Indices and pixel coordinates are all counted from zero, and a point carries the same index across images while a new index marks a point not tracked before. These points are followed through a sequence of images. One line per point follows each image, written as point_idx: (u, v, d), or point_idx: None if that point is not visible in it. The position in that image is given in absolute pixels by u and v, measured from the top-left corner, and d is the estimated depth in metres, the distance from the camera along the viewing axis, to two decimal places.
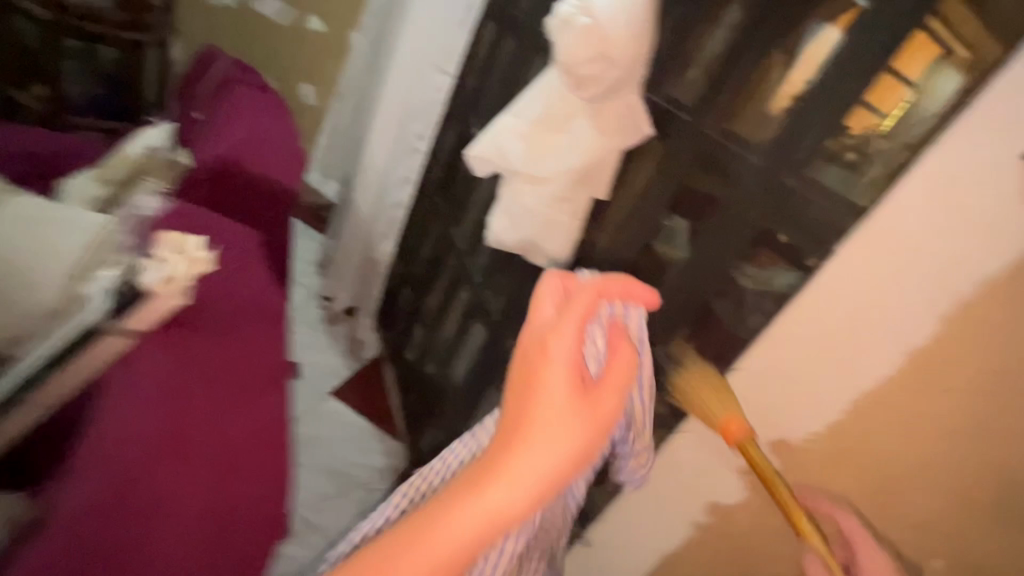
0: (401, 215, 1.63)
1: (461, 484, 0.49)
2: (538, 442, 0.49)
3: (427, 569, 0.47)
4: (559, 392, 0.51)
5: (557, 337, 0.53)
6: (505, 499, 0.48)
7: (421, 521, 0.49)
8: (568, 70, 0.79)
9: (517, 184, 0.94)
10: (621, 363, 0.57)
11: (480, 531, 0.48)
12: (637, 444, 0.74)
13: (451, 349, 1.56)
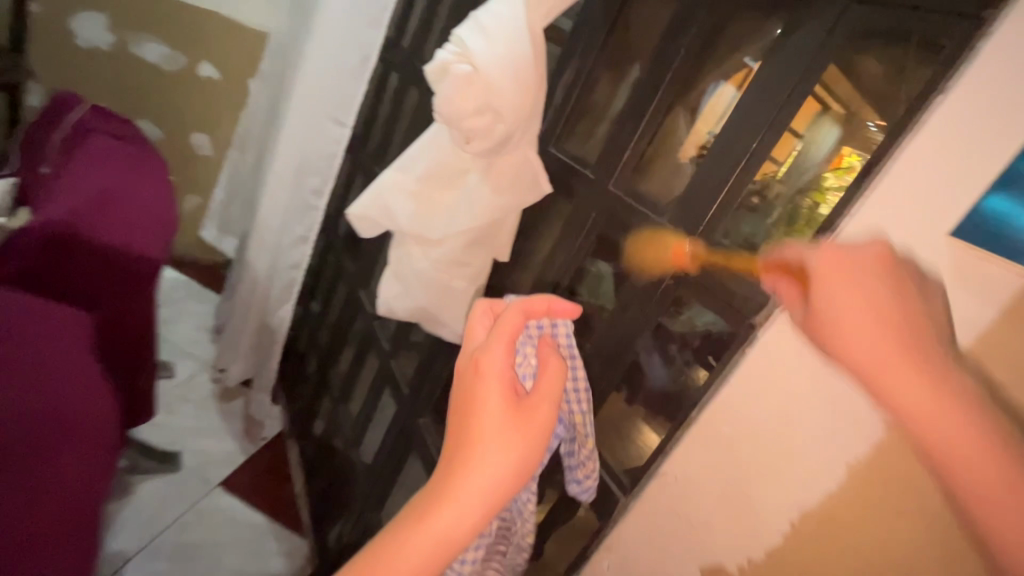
0: (297, 276, 1.47)
1: (408, 515, 0.47)
2: (482, 461, 0.46)
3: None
4: (495, 407, 0.48)
5: (488, 361, 0.49)
6: (457, 521, 0.46)
7: (378, 555, 0.46)
8: (452, 125, 0.70)
9: (410, 246, 0.84)
10: (553, 379, 0.51)
11: (433, 558, 0.45)
12: (587, 446, 0.64)
13: (359, 426, 1.38)
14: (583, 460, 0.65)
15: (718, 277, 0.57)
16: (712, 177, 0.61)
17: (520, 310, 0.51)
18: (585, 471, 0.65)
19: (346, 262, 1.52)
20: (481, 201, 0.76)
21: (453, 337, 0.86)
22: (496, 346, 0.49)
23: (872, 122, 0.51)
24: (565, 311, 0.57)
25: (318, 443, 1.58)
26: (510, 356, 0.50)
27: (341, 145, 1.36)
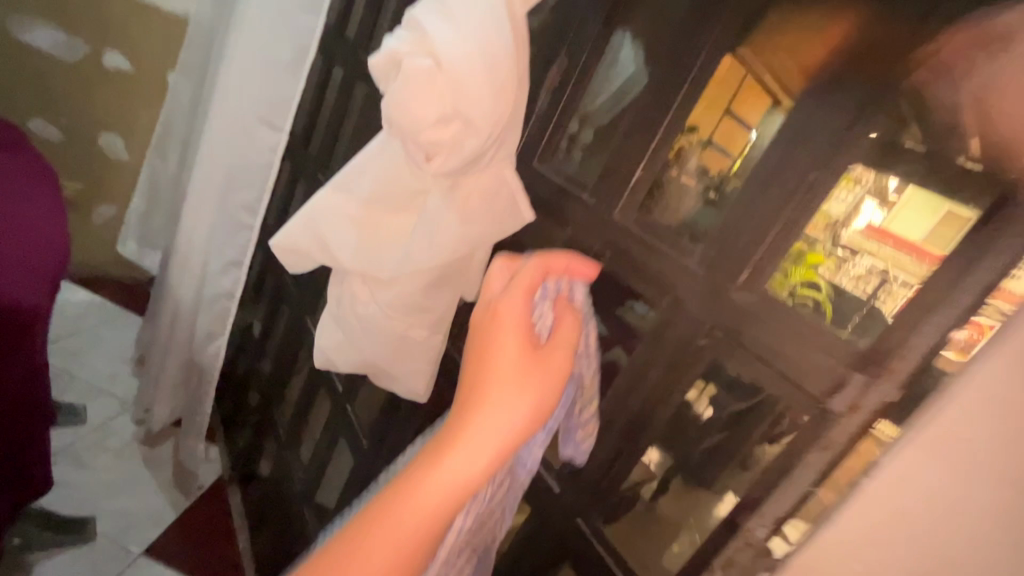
0: (230, 305, 1.27)
1: (422, 454, 0.46)
2: (497, 397, 0.47)
3: (401, 539, 0.43)
4: (511, 349, 0.49)
5: (507, 307, 0.51)
6: (471, 459, 0.45)
7: (391, 494, 0.45)
8: (407, 136, 0.54)
9: (354, 284, 0.68)
10: (568, 329, 0.52)
11: (446, 496, 0.44)
12: (591, 406, 0.56)
13: (310, 480, 1.19)
14: (584, 423, 0.56)
15: (778, 346, 0.46)
16: (760, 214, 0.48)
17: (538, 262, 0.53)
18: (585, 436, 0.56)
19: (288, 286, 1.33)
20: (444, 233, 0.60)
21: (408, 394, 0.71)
22: (514, 292, 0.52)
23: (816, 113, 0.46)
24: (585, 271, 0.55)
25: (262, 495, 1.38)
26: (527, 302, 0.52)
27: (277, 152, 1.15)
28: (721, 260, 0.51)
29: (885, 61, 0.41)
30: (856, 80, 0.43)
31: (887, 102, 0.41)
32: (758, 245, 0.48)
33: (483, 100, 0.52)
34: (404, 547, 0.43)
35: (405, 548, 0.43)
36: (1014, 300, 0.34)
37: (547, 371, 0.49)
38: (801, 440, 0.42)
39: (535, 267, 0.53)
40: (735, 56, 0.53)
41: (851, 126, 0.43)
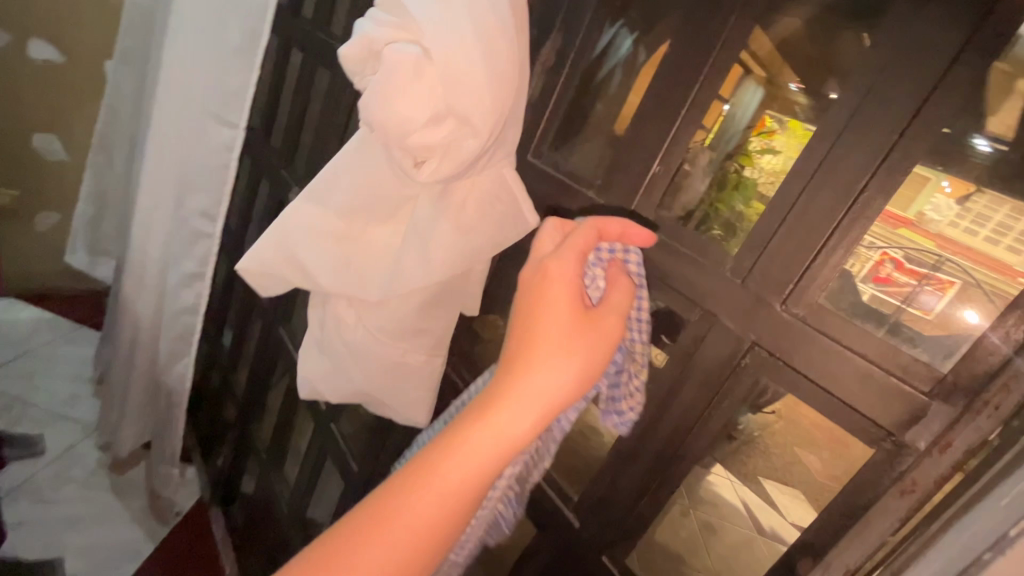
0: (195, 322, 1.17)
1: (460, 416, 0.42)
2: (544, 361, 0.42)
3: (436, 507, 0.39)
4: (563, 311, 0.43)
5: (559, 267, 0.44)
6: (514, 424, 0.41)
7: (427, 458, 0.41)
8: (393, 140, 0.47)
9: (341, 306, 0.63)
10: (624, 293, 0.45)
11: (487, 462, 0.40)
12: (640, 374, 0.49)
13: (297, 501, 1.11)
14: (630, 392, 0.50)
15: (836, 371, 0.42)
16: (806, 222, 0.43)
17: (595, 224, 0.45)
18: (633, 407, 0.50)
19: (259, 295, 1.23)
20: (441, 247, 0.53)
21: (406, 423, 0.65)
22: (567, 251, 0.44)
23: (793, 82, 0.47)
24: (641, 238, 0.46)
25: (247, 517, 1.30)
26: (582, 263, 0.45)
27: (234, 150, 1.02)
28: (762, 271, 0.46)
29: (950, 47, 0.37)
30: (919, 70, 0.38)
31: (951, 98, 0.37)
32: (808, 254, 0.43)
33: (483, 96, 0.45)
34: (439, 515, 0.39)
35: (439, 515, 0.40)
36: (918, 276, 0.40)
37: (600, 337, 0.43)
38: None
39: (593, 224, 0.45)
40: (741, 59, 0.49)
41: (913, 121, 0.38)
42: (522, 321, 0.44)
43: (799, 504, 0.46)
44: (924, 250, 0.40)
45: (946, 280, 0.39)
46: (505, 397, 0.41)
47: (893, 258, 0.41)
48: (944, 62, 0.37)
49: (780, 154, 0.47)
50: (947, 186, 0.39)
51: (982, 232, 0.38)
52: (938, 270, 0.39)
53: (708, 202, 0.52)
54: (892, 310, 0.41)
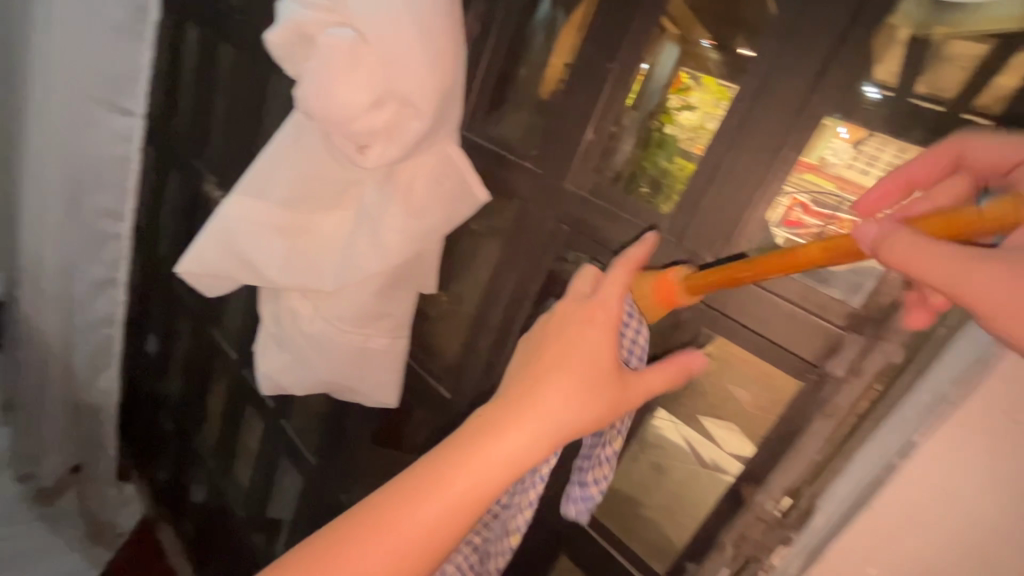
0: (115, 333, 1.10)
1: (481, 431, 0.42)
2: (560, 403, 0.41)
3: (426, 528, 0.40)
4: (596, 358, 0.42)
5: (603, 312, 0.43)
6: (518, 462, 0.41)
7: (435, 474, 0.41)
8: (333, 128, 0.46)
9: (293, 299, 0.61)
10: (663, 377, 0.43)
11: (482, 493, 0.41)
12: (613, 446, 0.47)
13: (254, 502, 1.07)
14: (600, 461, 0.47)
15: (764, 315, 0.46)
16: (733, 179, 0.47)
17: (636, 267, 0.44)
18: (603, 482, 0.47)
19: (183, 295, 1.15)
20: (392, 230, 0.53)
21: (375, 405, 0.66)
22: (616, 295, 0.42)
23: (705, 39, 0.50)
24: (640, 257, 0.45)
25: (199, 529, 1.25)
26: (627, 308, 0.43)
27: (134, 141, 0.94)
28: (696, 228, 0.49)
29: (848, 8, 0.41)
30: (823, 33, 0.42)
31: (850, 59, 0.41)
32: (736, 210, 0.47)
33: (421, 74, 0.45)
34: (427, 537, 0.40)
35: (425, 538, 0.40)
36: (823, 218, 0.45)
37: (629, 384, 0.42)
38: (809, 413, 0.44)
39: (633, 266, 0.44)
40: (661, 25, 0.51)
41: (819, 81, 0.42)
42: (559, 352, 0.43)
43: (734, 435, 0.52)
44: (827, 193, 0.45)
45: (844, 217, 0.45)
46: (528, 423, 0.41)
47: (802, 203, 0.46)
48: (845, 23, 0.41)
49: (697, 109, 0.51)
50: (844, 131, 0.43)
51: (873, 172, 0.43)
52: (839, 210, 0.45)
53: (635, 161, 0.55)
54: None
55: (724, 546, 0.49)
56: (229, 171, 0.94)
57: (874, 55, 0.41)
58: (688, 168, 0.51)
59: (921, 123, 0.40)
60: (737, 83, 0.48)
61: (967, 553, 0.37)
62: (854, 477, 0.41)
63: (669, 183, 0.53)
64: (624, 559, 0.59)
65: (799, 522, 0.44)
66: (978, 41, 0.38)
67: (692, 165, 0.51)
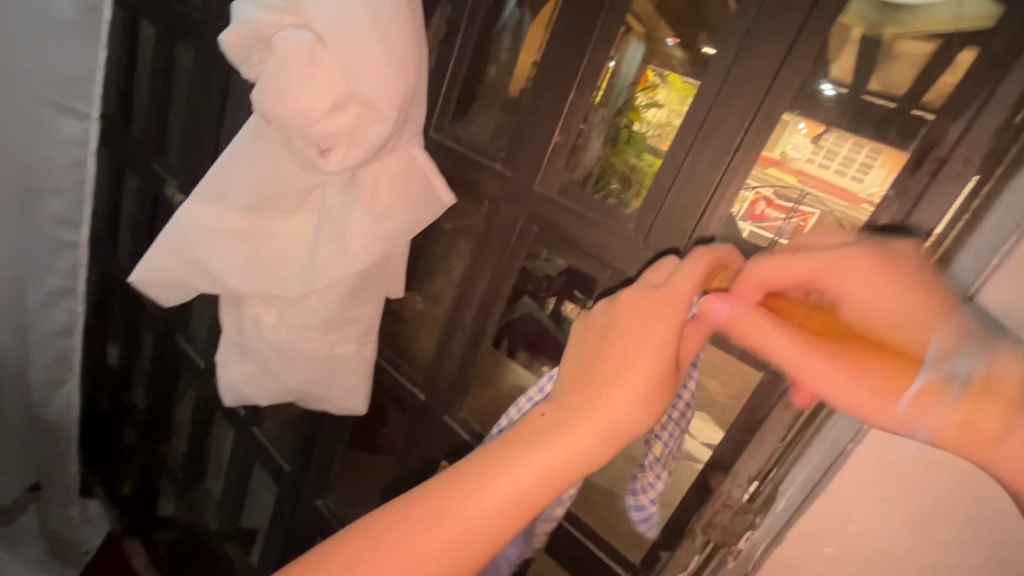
0: (74, 344, 1.07)
1: (532, 428, 0.37)
2: (625, 403, 0.37)
3: (470, 532, 0.36)
4: (664, 356, 0.37)
5: (671, 309, 0.38)
6: (571, 469, 0.37)
7: (481, 472, 0.37)
8: (293, 131, 0.45)
9: (254, 307, 0.59)
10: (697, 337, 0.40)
11: (533, 499, 0.36)
12: (654, 451, 0.47)
13: (227, 512, 1.05)
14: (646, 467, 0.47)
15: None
16: (695, 178, 0.48)
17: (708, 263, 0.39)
18: (649, 491, 0.47)
19: (145, 303, 1.11)
20: (357, 234, 0.52)
21: (344, 411, 0.65)
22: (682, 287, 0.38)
23: (669, 37, 0.51)
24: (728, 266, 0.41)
25: (170, 541, 1.21)
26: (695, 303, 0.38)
27: (89, 144, 0.91)
28: (662, 227, 0.50)
29: (799, 12, 0.42)
30: (776, 36, 0.43)
31: (801, 61, 0.43)
32: (698, 209, 0.48)
33: (382, 77, 0.44)
34: (469, 543, 0.36)
35: (466, 544, 0.36)
36: (784, 209, 0.46)
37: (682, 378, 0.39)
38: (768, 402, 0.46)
39: (707, 268, 0.39)
40: (626, 23, 0.52)
41: (774, 81, 0.44)
42: (620, 347, 0.38)
43: (705, 425, 0.52)
44: (788, 184, 0.46)
45: (806, 211, 0.46)
46: (587, 424, 0.37)
47: (766, 197, 0.47)
48: (796, 26, 0.42)
49: (664, 107, 0.52)
50: (803, 127, 0.45)
51: (832, 166, 0.44)
52: (801, 202, 0.46)
53: (603, 159, 0.56)
54: (766, 243, 0.47)
55: (694, 535, 0.51)
56: (191, 174, 0.92)
57: (823, 57, 0.43)
58: (656, 164, 0.52)
59: (870, 121, 0.43)
60: (700, 77, 0.49)
61: (919, 534, 0.38)
62: (811, 464, 0.42)
63: (638, 179, 0.54)
64: (601, 552, 0.60)
65: (763, 508, 0.45)
66: (923, 40, 0.40)
67: (660, 161, 0.52)
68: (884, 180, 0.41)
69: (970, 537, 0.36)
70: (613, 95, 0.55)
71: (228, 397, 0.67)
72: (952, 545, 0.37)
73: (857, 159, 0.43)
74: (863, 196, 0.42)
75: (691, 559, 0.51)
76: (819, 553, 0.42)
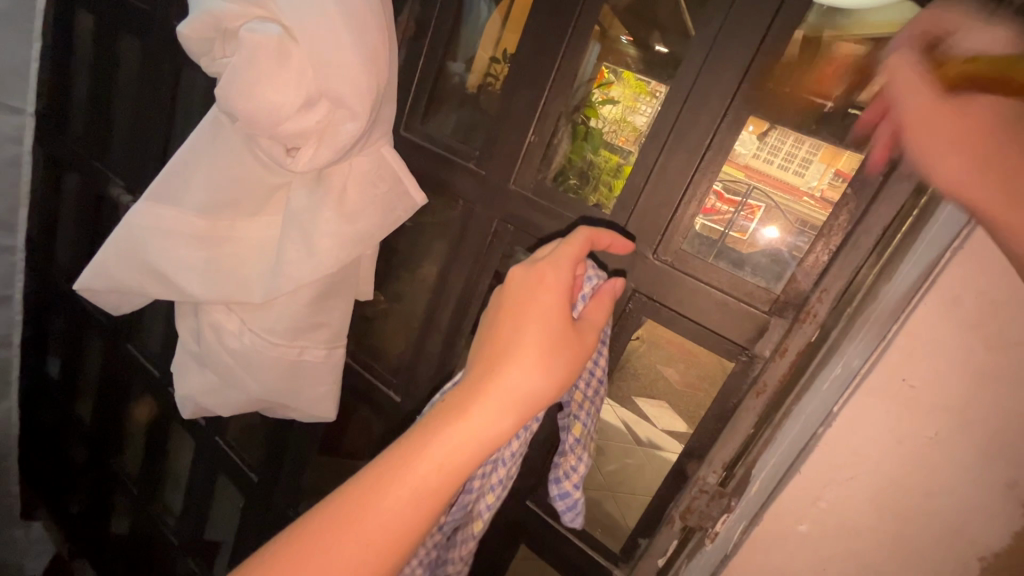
0: (12, 355, 0.99)
1: (441, 410, 0.39)
2: (521, 374, 0.40)
3: (381, 531, 0.36)
4: (552, 320, 0.41)
5: (554, 274, 0.42)
6: (482, 441, 0.39)
7: (396, 463, 0.38)
8: (261, 129, 0.43)
9: (214, 313, 0.56)
10: (602, 310, 0.44)
11: (441, 483, 0.38)
12: (574, 433, 0.48)
13: (188, 526, 1.01)
14: (567, 451, 0.48)
15: (699, 305, 0.50)
16: (665, 178, 0.49)
17: (588, 235, 0.44)
18: (570, 476, 0.47)
19: (90, 311, 1.05)
20: (325, 237, 0.51)
21: (314, 418, 0.63)
22: (564, 258, 0.42)
23: (623, 35, 0.52)
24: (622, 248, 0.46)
25: (124, 562, 1.15)
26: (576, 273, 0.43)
27: (25, 142, 0.86)
28: (634, 227, 0.52)
29: (764, 19, 0.44)
30: (742, 41, 0.45)
31: (766, 65, 0.44)
32: (669, 207, 0.49)
33: (356, 76, 0.43)
34: (384, 542, 0.36)
35: (383, 540, 0.36)
36: (732, 203, 0.48)
37: (579, 344, 0.42)
38: (736, 392, 0.49)
39: (585, 238, 0.44)
40: (595, 27, 0.52)
41: (741, 85, 0.45)
42: (513, 323, 0.41)
43: (665, 412, 0.55)
44: (736, 179, 0.48)
45: (754, 204, 0.47)
46: (487, 398, 0.39)
47: (716, 191, 0.49)
48: (762, 32, 0.44)
49: (619, 103, 0.53)
50: (750, 126, 0.46)
51: (776, 161, 0.46)
52: (748, 197, 0.47)
53: (562, 155, 0.57)
54: (717, 236, 0.49)
55: (672, 521, 0.52)
56: (139, 173, 0.87)
57: (782, 63, 0.44)
58: (614, 161, 0.54)
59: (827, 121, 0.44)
60: (661, 79, 0.50)
61: (887, 513, 0.39)
62: (784, 446, 0.43)
63: (595, 175, 0.55)
64: (579, 542, 0.61)
65: (737, 491, 0.47)
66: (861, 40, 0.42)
67: (617, 158, 0.53)
68: (823, 173, 0.44)
69: (933, 520, 0.38)
70: (572, 92, 0.54)
71: (188, 406, 0.64)
72: (918, 525, 0.39)
73: (800, 154, 0.45)
74: (805, 189, 0.45)
75: (668, 544, 0.53)
76: (791, 539, 0.43)
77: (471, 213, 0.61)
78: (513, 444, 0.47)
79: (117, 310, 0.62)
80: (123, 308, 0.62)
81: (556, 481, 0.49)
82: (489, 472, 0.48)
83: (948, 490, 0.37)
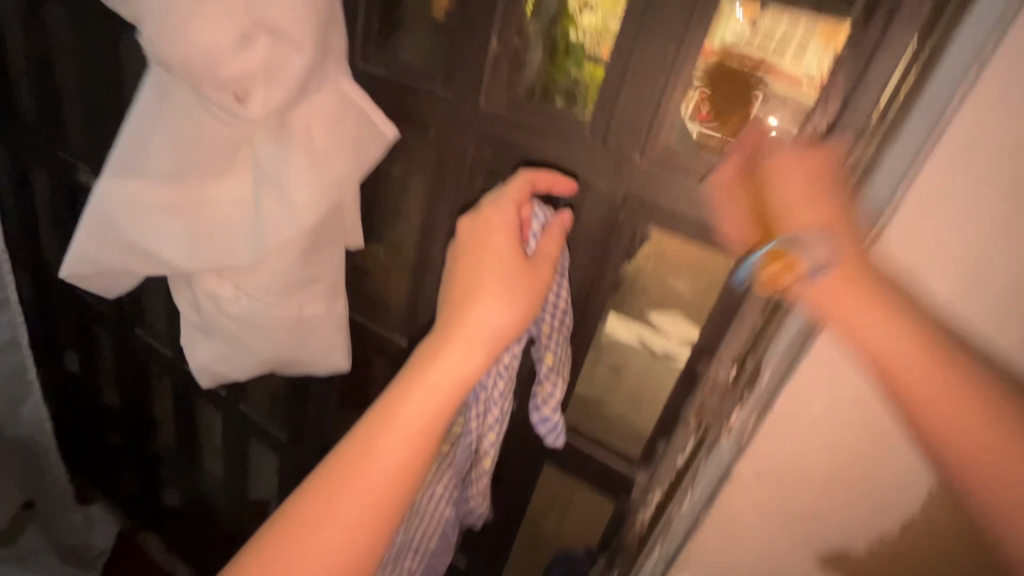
0: (25, 355, 1.04)
1: (417, 357, 0.43)
2: (483, 311, 0.43)
3: (381, 477, 0.41)
4: (507, 255, 0.44)
5: (498, 216, 0.45)
6: (457, 381, 0.42)
7: (383, 413, 0.42)
8: (200, 78, 0.41)
9: (209, 281, 0.55)
10: (554, 242, 0.46)
11: (427, 425, 0.42)
12: (546, 362, 0.49)
13: (234, 487, 1.06)
14: (542, 380, 0.50)
15: (692, 199, 0.48)
16: (644, 70, 0.46)
17: (526, 177, 0.47)
18: (548, 401, 0.50)
19: (92, 303, 1.05)
20: (300, 186, 0.48)
21: (329, 369, 0.64)
22: (505, 201, 0.45)
23: None
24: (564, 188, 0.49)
25: (183, 528, 1.22)
26: (520, 213, 0.46)
27: None
28: (617, 129, 0.49)
29: None
30: None
31: None
32: (651, 101, 0.46)
33: (290, 1, 0.40)
34: (386, 486, 0.41)
35: (385, 483, 0.41)
36: (725, 103, 0.46)
37: (534, 275, 0.44)
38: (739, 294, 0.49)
39: (523, 183, 0.47)
40: None
41: None
42: (470, 271, 0.45)
43: (678, 319, 0.56)
44: (729, 75, 0.45)
45: (750, 98, 0.45)
46: (454, 344, 0.42)
47: (709, 91, 0.46)
48: None
49: (597, 10, 0.47)
50: (739, 12, 0.42)
51: (771, 51, 0.43)
52: (744, 90, 0.45)
53: (538, 70, 0.52)
54: (717, 139, 0.47)
55: (689, 419, 0.54)
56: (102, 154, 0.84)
57: None
58: (598, 75, 0.49)
59: None
60: None
61: None
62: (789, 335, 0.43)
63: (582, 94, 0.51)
64: (603, 449, 0.64)
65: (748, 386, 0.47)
66: None
67: (601, 71, 0.49)
68: (822, 58, 0.41)
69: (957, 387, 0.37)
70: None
71: (203, 375, 0.64)
72: None
73: (795, 38, 0.42)
74: (803, 77, 0.42)
75: (686, 442, 0.54)
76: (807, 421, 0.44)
77: (445, 142, 0.58)
78: (498, 384, 0.50)
79: (114, 292, 0.62)
80: (118, 290, 0.62)
81: (535, 409, 0.51)
82: (483, 414, 0.52)
83: (963, 355, 0.37)
